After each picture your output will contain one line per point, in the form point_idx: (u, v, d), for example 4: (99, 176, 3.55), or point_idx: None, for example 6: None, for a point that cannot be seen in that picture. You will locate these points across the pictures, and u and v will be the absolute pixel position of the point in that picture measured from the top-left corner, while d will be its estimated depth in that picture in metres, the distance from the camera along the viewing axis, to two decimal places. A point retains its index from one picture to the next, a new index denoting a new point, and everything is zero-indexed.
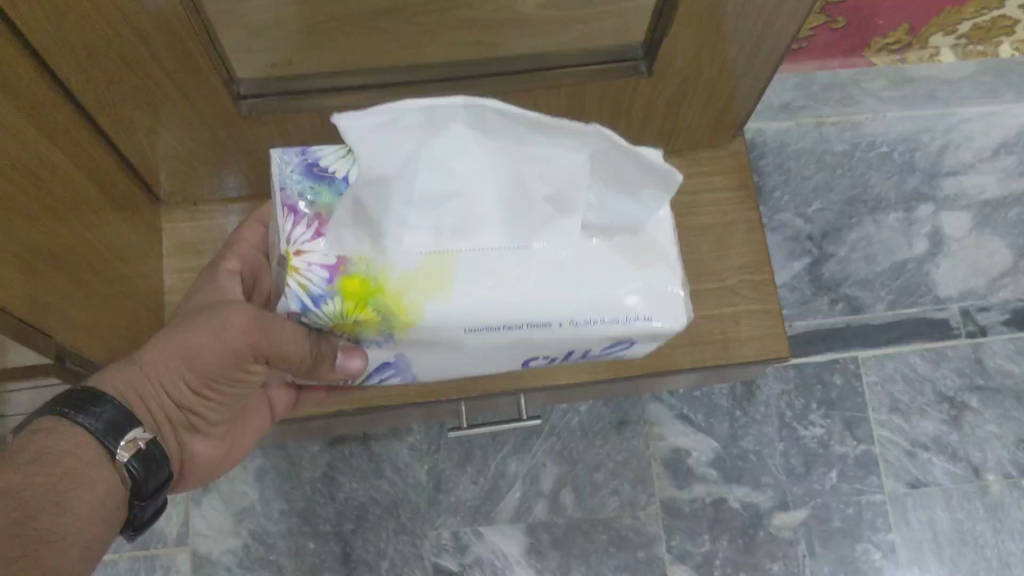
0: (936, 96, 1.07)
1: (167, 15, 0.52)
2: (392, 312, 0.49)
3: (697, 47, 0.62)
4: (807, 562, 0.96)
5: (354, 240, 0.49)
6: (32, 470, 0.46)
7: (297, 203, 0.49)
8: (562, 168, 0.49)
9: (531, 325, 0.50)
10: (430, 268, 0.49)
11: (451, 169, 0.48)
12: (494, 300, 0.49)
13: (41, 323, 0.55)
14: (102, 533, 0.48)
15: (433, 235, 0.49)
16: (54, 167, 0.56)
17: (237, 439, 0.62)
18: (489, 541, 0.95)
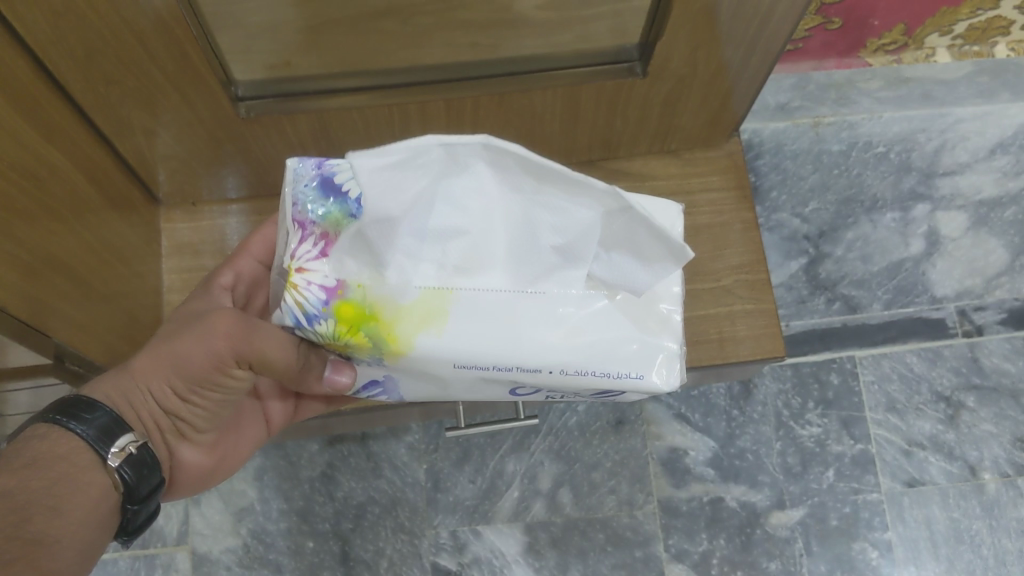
0: (931, 97, 1.07)
1: (165, 17, 0.52)
2: (383, 341, 0.48)
3: (692, 48, 0.63)
4: (804, 561, 0.96)
5: (356, 266, 0.47)
6: (28, 474, 0.47)
7: (307, 218, 0.47)
8: (578, 221, 0.46)
9: (520, 370, 0.48)
10: (428, 308, 0.47)
11: (462, 207, 0.45)
12: (487, 343, 0.48)
13: (42, 323, 0.55)
14: (99, 536, 0.49)
15: (436, 271, 0.47)
16: (52, 167, 0.57)
17: (231, 451, 0.62)
18: (488, 540, 0.96)
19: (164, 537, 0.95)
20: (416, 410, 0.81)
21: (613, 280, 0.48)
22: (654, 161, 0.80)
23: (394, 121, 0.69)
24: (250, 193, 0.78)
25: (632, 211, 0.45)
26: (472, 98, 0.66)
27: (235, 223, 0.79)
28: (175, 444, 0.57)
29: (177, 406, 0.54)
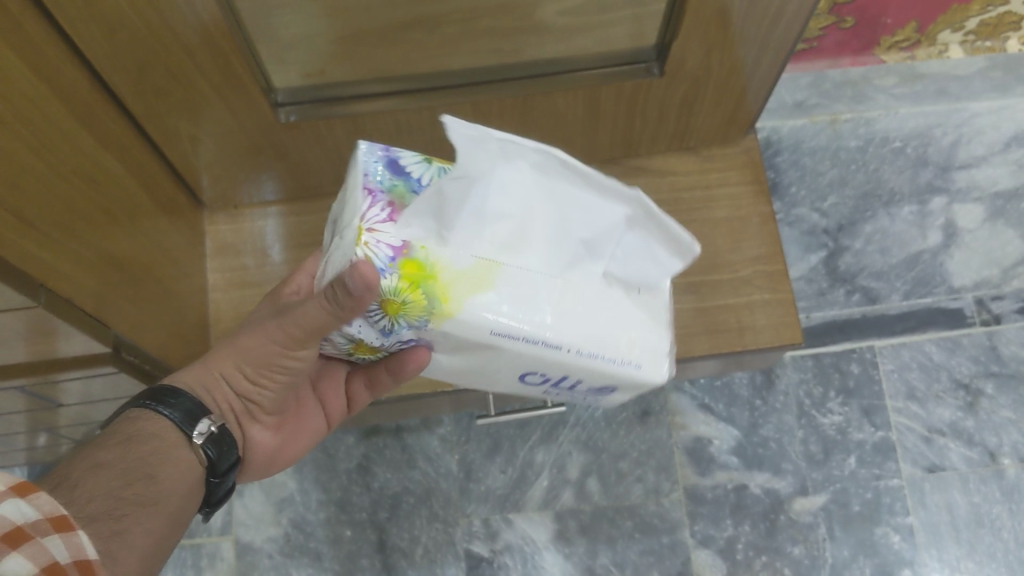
0: (947, 92, 1.09)
1: (212, 32, 0.57)
2: (439, 300, 0.48)
3: (707, 48, 0.66)
4: (827, 545, 0.99)
5: (419, 230, 0.48)
6: (126, 447, 0.50)
7: (376, 187, 0.48)
8: (606, 220, 0.51)
9: (546, 344, 0.50)
10: (479, 277, 0.49)
11: (512, 194, 0.49)
12: (528, 315, 0.49)
13: (99, 317, 0.59)
14: (184, 507, 0.52)
15: (485, 244, 0.49)
16: (110, 172, 0.61)
17: (297, 434, 0.66)
18: (519, 528, 0.99)
19: (209, 528, 0.99)
20: (448, 401, 0.85)
21: (625, 276, 0.54)
22: (673, 159, 0.84)
23: (424, 123, 0.72)
24: (286, 195, 0.82)
25: (652, 215, 0.52)
26: (497, 100, 0.70)
27: (271, 224, 0.83)
28: (246, 425, 0.61)
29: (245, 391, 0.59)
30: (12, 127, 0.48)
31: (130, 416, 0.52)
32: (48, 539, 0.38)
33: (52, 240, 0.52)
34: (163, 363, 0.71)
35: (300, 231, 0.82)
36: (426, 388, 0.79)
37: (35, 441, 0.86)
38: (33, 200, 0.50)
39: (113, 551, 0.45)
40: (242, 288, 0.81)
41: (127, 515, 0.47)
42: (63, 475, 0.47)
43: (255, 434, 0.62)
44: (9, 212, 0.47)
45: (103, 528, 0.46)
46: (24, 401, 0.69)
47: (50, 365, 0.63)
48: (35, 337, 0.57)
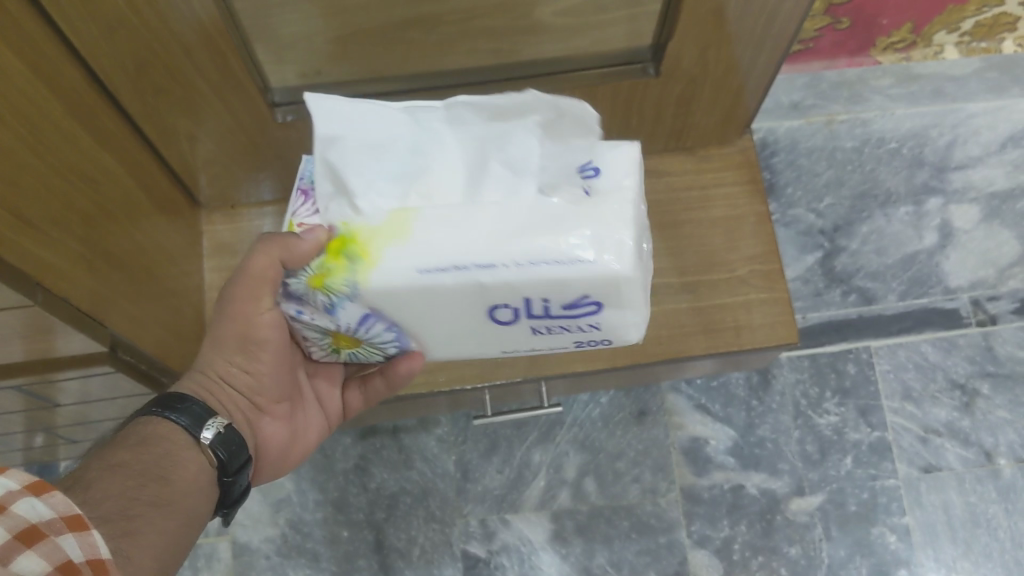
0: (943, 93, 1.10)
1: (208, 30, 0.57)
2: (358, 259, 0.48)
3: (703, 47, 0.66)
4: (824, 545, 0.99)
5: (338, 209, 0.51)
6: (139, 449, 0.51)
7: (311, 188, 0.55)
8: (521, 148, 0.51)
9: (472, 266, 0.47)
10: (396, 223, 0.48)
11: (419, 146, 0.51)
12: (444, 243, 0.47)
13: (97, 316, 0.59)
14: (201, 509, 0.52)
15: (401, 200, 0.50)
16: (108, 171, 0.61)
17: (308, 423, 0.65)
18: (516, 528, 0.99)
19: (206, 529, 0.99)
20: (445, 400, 0.85)
21: (562, 183, 0.50)
22: (669, 159, 0.84)
23: None
24: (283, 194, 0.82)
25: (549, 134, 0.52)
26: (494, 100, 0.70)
27: (269, 223, 0.83)
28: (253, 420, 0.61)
29: (245, 383, 0.59)
30: (9, 125, 0.48)
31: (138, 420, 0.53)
32: (63, 538, 0.37)
33: (50, 238, 0.52)
34: (160, 363, 0.72)
35: None
36: (423, 387, 0.79)
37: (32, 441, 0.86)
38: (30, 199, 0.50)
39: (131, 549, 0.45)
40: None
41: (143, 513, 0.47)
42: (79, 478, 0.47)
43: (266, 426, 0.62)
44: (6, 210, 0.47)
45: (118, 525, 0.46)
46: (21, 400, 0.69)
47: (47, 365, 0.63)
48: (31, 335, 0.57)
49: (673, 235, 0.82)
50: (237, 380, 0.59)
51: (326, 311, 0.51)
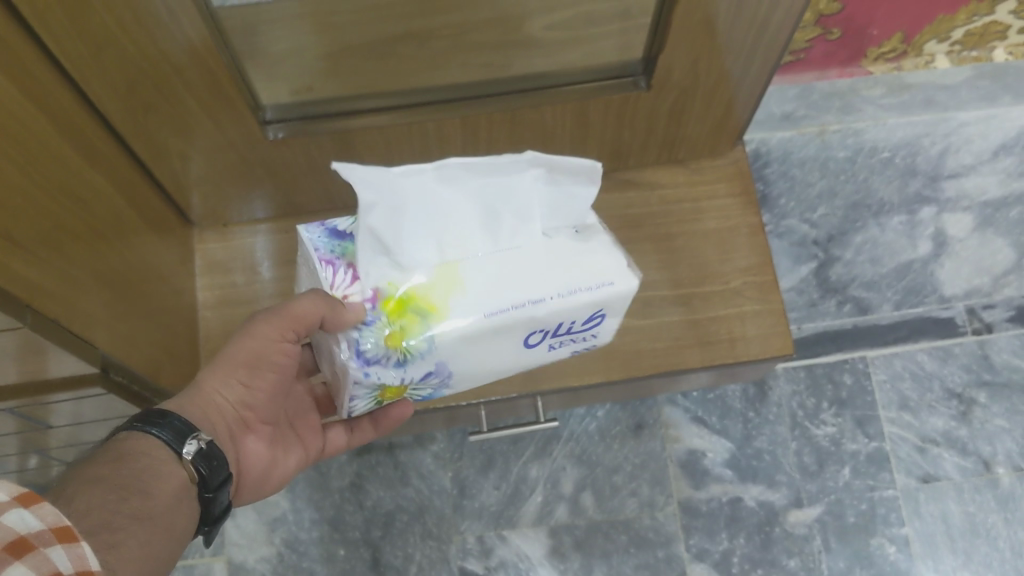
0: (935, 102, 1.10)
1: (197, 47, 0.56)
2: (426, 313, 0.52)
3: (694, 57, 0.65)
4: (823, 558, 0.98)
5: (383, 266, 0.53)
6: (121, 464, 0.50)
7: (330, 256, 0.54)
8: (521, 188, 0.54)
9: (514, 308, 0.52)
10: (444, 278, 0.53)
11: (428, 205, 0.53)
12: (491, 296, 0.52)
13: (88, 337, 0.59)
14: (181, 523, 0.51)
15: (437, 251, 0.53)
16: (98, 191, 0.61)
17: (287, 450, 0.65)
18: (514, 545, 0.99)
19: (202, 548, 0.98)
20: (440, 417, 0.84)
21: None
22: (662, 171, 0.83)
23: (412, 138, 0.71)
24: (275, 212, 0.82)
25: None
26: (486, 115, 0.70)
27: (260, 243, 0.82)
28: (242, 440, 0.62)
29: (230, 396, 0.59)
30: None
31: (119, 436, 0.51)
32: (51, 549, 0.38)
33: (40, 259, 0.52)
34: (154, 384, 0.71)
35: (290, 248, 0.82)
36: (418, 405, 0.77)
37: (25, 463, 0.85)
38: (18, 220, 0.50)
39: (112, 561, 0.44)
40: (230, 306, 0.81)
41: (125, 527, 0.47)
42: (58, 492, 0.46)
43: (252, 444, 0.62)
44: None
45: (101, 540, 0.45)
46: (13, 423, 0.69)
47: (39, 387, 0.63)
48: (21, 358, 0.56)
49: (667, 247, 0.82)
50: (222, 392, 0.59)
51: (395, 366, 0.53)
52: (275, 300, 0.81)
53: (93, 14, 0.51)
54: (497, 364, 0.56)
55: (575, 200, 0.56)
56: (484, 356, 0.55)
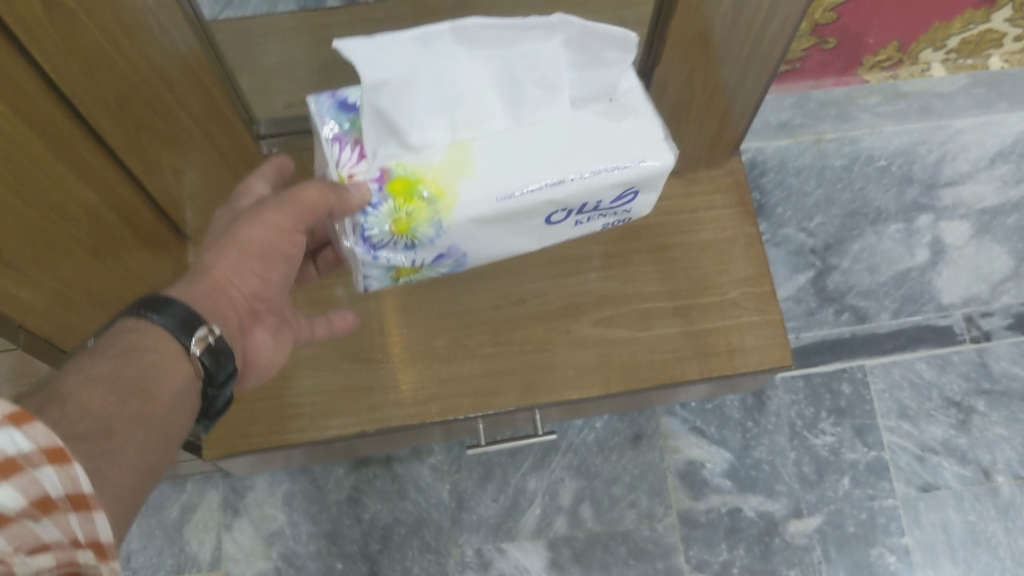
0: (930, 109, 1.09)
1: (186, 66, 0.61)
2: (436, 195, 0.51)
3: (689, 69, 0.65)
4: (823, 567, 0.98)
5: (391, 146, 0.52)
6: (123, 361, 0.45)
7: (339, 133, 0.53)
8: (543, 56, 0.52)
9: (529, 189, 0.52)
10: (456, 158, 0.52)
11: (442, 75, 0.51)
12: (506, 176, 0.52)
13: (61, 316, 0.58)
14: (182, 424, 0.47)
15: (449, 129, 0.52)
16: (91, 208, 0.59)
17: (281, 337, 0.64)
18: (512, 557, 0.98)
19: (199, 563, 0.98)
20: (438, 431, 0.84)
21: None
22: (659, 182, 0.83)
23: None
24: None
25: None
26: None
27: None
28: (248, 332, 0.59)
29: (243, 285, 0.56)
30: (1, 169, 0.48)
31: (122, 327, 0.47)
32: (41, 471, 0.36)
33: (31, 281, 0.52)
34: None
35: None
36: (413, 418, 0.77)
37: None
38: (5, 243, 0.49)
39: (106, 469, 0.41)
40: None
41: (124, 432, 0.43)
42: (56, 389, 0.42)
43: (256, 335, 0.60)
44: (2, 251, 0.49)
45: (94, 446, 0.41)
46: None
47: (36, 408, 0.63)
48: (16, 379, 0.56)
49: (664, 259, 0.82)
50: (233, 282, 0.55)
51: (405, 250, 0.53)
52: None
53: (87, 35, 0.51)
54: (526, 234, 0.56)
55: (605, 71, 0.53)
56: (510, 229, 0.55)
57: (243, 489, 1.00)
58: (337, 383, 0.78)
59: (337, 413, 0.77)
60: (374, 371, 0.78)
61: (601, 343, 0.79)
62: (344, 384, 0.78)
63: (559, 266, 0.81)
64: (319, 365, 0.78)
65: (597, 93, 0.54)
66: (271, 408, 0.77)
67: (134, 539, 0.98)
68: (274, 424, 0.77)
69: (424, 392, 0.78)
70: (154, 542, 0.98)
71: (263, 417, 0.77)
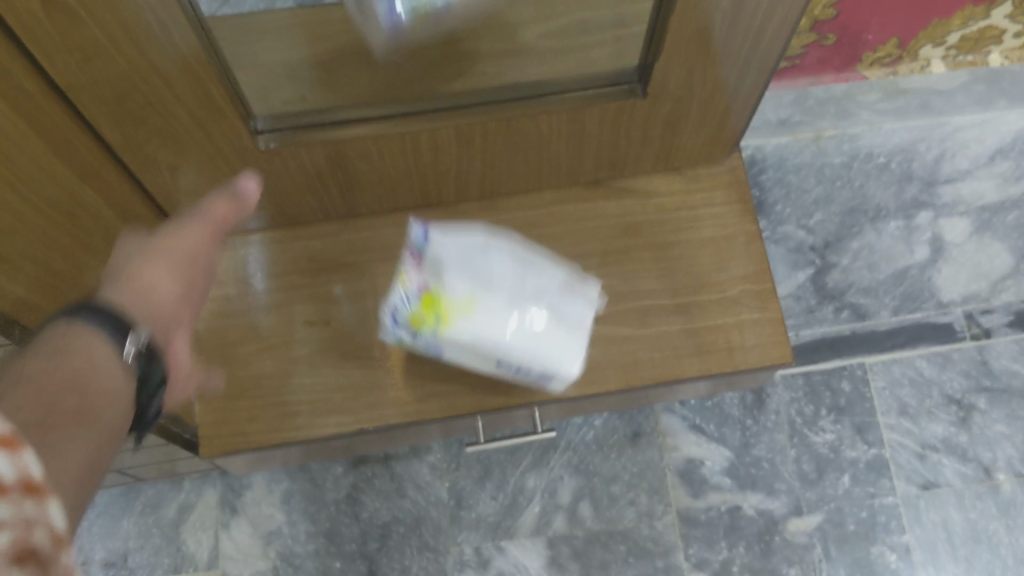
0: (930, 107, 1.08)
1: (186, 58, 0.56)
2: (443, 317, 0.69)
3: (690, 65, 0.65)
4: (823, 566, 0.98)
5: (434, 273, 0.70)
6: (55, 360, 0.45)
7: (415, 257, 0.71)
8: (547, 292, 0.73)
9: (502, 346, 0.70)
10: (468, 305, 0.70)
11: (485, 277, 0.71)
12: (492, 329, 0.70)
13: (48, 273, 0.56)
14: (121, 418, 0.47)
15: (473, 286, 0.70)
16: (82, 200, 0.59)
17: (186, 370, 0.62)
18: (511, 556, 0.98)
19: (197, 563, 0.97)
20: (436, 428, 0.83)
21: None
22: (658, 179, 0.83)
23: (406, 150, 0.70)
24: (271, 223, 0.80)
25: None
26: (478, 124, 0.68)
27: (253, 252, 0.80)
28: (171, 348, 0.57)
29: (169, 290, 0.55)
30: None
31: (54, 328, 0.47)
32: None
33: None
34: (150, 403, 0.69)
35: (284, 261, 0.80)
36: (413, 416, 0.77)
37: None
38: None
39: (45, 457, 0.40)
40: (223, 317, 0.78)
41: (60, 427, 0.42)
42: None
43: (175, 354, 0.58)
44: None
45: (35, 438, 0.41)
46: None
47: None
48: None
49: (664, 256, 0.81)
50: (159, 284, 0.54)
51: (411, 336, 0.71)
52: (270, 310, 0.79)
53: (84, 29, 0.50)
54: (494, 298, 0.70)
55: (576, 324, 0.74)
56: (481, 304, 0.70)
57: (241, 488, 1.00)
58: (336, 381, 0.77)
59: (336, 412, 0.77)
60: (371, 370, 0.77)
61: (601, 341, 0.79)
62: (341, 382, 0.77)
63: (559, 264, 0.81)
64: (318, 363, 0.78)
65: (572, 319, 0.74)
66: (269, 406, 0.77)
67: (131, 538, 0.98)
68: (273, 423, 0.76)
69: (423, 390, 0.77)
70: (152, 541, 0.98)
71: (262, 416, 0.76)
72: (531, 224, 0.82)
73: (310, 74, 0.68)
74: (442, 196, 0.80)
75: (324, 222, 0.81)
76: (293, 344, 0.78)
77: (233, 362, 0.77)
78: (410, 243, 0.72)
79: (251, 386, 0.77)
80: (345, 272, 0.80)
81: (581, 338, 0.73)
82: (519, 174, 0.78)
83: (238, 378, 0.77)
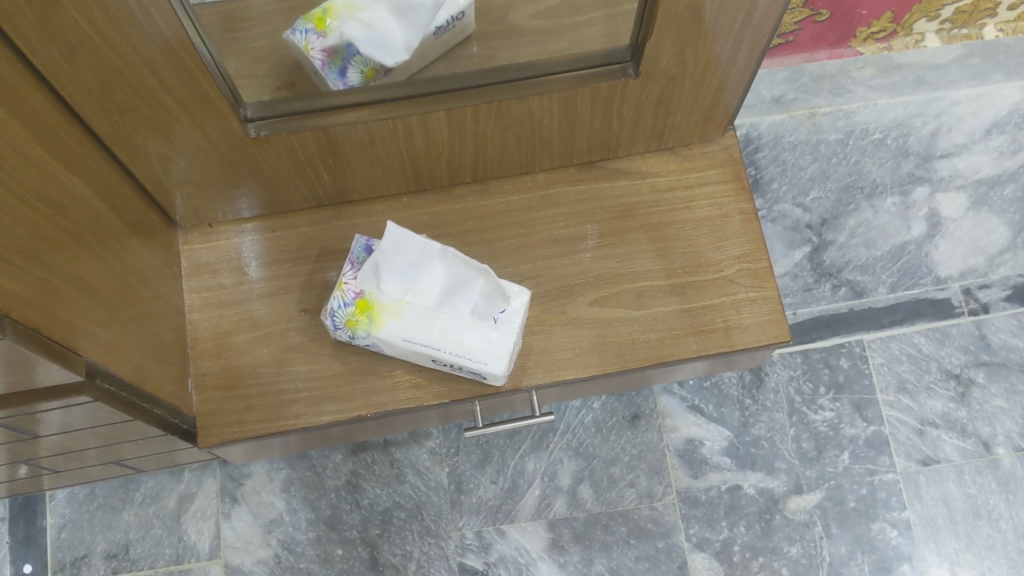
0: (925, 82, 1.07)
1: (171, 44, 0.55)
2: (373, 321, 0.72)
3: (682, 44, 0.64)
4: (824, 544, 0.98)
5: (369, 278, 0.72)
6: None
7: (356, 260, 0.74)
8: (473, 290, 0.73)
9: (428, 347, 0.71)
10: (397, 310, 0.72)
11: (413, 279, 0.72)
12: (416, 331, 0.71)
13: (49, 271, 0.54)
14: None
15: (402, 291, 0.72)
16: (71, 192, 0.58)
17: None
18: (513, 539, 0.98)
19: (198, 552, 0.97)
20: (435, 415, 0.83)
21: None
22: (652, 160, 0.82)
23: (399, 135, 0.70)
24: (262, 210, 0.79)
25: None
26: (471, 107, 0.68)
27: (248, 242, 0.80)
28: None
29: None
30: None
31: None
32: None
33: (18, 269, 0.50)
34: (147, 394, 0.69)
35: (278, 250, 0.80)
36: (411, 402, 0.77)
37: (14, 474, 0.83)
38: None
39: None
40: (219, 308, 0.78)
41: None
42: None
43: None
44: None
45: None
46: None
47: (24, 396, 0.59)
48: (7, 370, 0.54)
49: (659, 237, 0.81)
50: None
51: (350, 337, 0.74)
52: (265, 299, 0.78)
53: (66, 16, 0.49)
54: (426, 300, 0.72)
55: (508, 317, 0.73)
56: (412, 306, 0.72)
57: (241, 477, 1.00)
58: (332, 369, 0.77)
59: (333, 400, 0.76)
60: (366, 356, 0.77)
61: (597, 323, 0.79)
62: (338, 369, 0.77)
63: (553, 247, 0.80)
64: (313, 352, 0.77)
65: (497, 312, 0.73)
66: (265, 395, 0.76)
67: (132, 529, 0.98)
68: (270, 411, 0.76)
69: (420, 377, 0.77)
70: (153, 532, 0.98)
71: (258, 406, 0.76)
72: (525, 208, 0.81)
73: (303, 61, 0.67)
74: (434, 180, 0.80)
75: (310, 208, 0.80)
76: (288, 332, 0.78)
77: (229, 353, 0.77)
78: (354, 250, 0.75)
79: (246, 376, 0.77)
80: (339, 259, 0.80)
81: (514, 333, 0.73)
82: (510, 157, 0.77)
83: (233, 368, 0.77)
